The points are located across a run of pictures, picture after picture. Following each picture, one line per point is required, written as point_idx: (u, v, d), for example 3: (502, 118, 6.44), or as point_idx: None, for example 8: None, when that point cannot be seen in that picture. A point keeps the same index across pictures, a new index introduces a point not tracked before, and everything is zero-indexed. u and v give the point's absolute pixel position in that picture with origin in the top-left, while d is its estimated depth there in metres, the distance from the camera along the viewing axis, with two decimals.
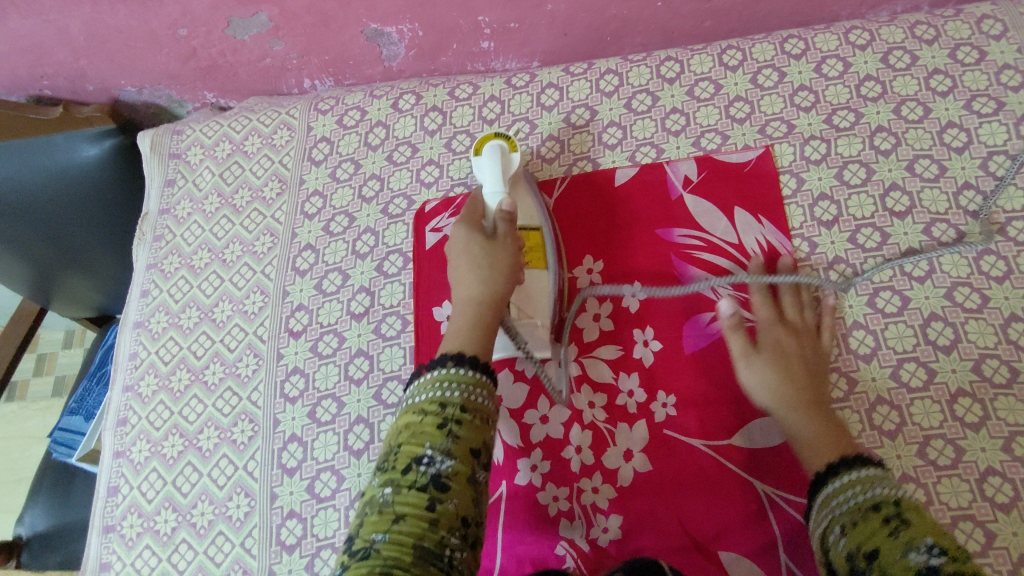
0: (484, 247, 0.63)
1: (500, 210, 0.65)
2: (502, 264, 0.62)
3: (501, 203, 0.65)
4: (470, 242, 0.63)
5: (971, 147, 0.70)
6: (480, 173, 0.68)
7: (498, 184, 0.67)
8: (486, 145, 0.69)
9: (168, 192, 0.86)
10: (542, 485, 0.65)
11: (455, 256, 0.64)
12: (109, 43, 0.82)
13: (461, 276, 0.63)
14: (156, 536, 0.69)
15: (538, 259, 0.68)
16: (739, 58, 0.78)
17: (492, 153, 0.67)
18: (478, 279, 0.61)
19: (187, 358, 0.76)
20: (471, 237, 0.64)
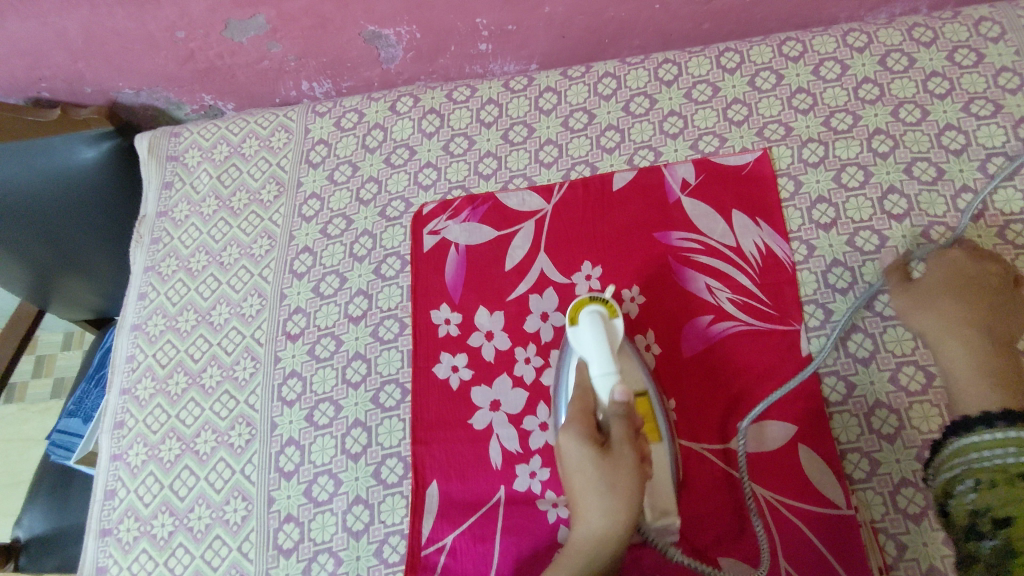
0: (595, 467, 0.54)
1: (614, 442, 0.55)
2: (621, 495, 0.53)
3: (618, 434, 0.55)
4: (582, 457, 0.55)
5: (969, 150, 0.70)
6: (580, 346, 0.61)
7: (608, 365, 0.58)
8: (583, 318, 0.61)
9: (165, 195, 0.86)
10: (542, 492, 0.63)
11: (570, 474, 0.56)
12: (106, 46, 0.82)
13: (582, 500, 0.55)
14: (153, 540, 0.68)
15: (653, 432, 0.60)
16: (737, 61, 0.78)
17: (594, 332, 0.60)
18: (603, 510, 0.54)
19: (184, 362, 0.76)
20: (584, 456, 0.55)
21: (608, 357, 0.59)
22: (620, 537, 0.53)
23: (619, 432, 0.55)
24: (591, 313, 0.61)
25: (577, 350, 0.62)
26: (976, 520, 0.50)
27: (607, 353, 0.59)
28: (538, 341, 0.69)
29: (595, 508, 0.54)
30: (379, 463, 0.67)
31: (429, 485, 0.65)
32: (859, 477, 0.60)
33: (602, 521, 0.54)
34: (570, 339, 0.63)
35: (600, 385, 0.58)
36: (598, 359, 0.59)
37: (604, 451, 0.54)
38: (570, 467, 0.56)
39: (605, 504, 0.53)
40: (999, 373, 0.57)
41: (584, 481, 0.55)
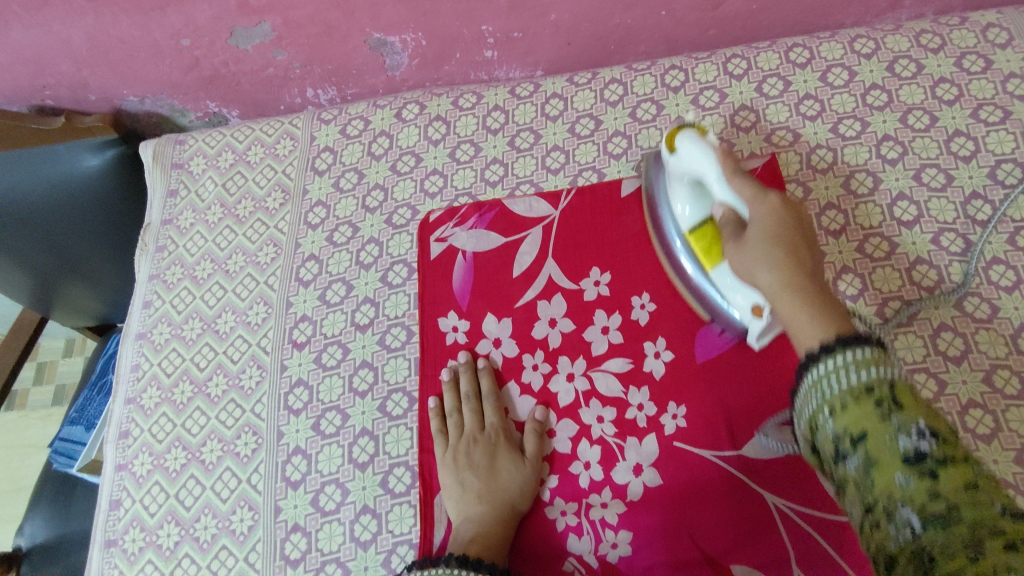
0: (756, 245, 0.54)
1: (754, 221, 0.56)
2: (786, 256, 0.52)
3: (773, 224, 0.54)
4: (749, 256, 0.55)
5: (979, 156, 0.70)
6: (686, 167, 0.63)
7: (717, 165, 0.60)
8: (679, 140, 0.64)
9: (170, 202, 0.85)
10: (551, 499, 0.64)
11: (738, 266, 0.57)
12: (112, 53, 0.82)
13: (751, 269, 0.54)
14: (158, 551, 0.68)
15: (714, 257, 0.63)
16: (744, 67, 0.78)
17: (694, 146, 0.62)
18: (770, 267, 0.52)
19: (190, 370, 0.75)
20: (747, 246, 0.55)
21: (718, 162, 0.60)
22: (504, 507, 0.63)
23: (761, 221, 0.55)
24: (687, 134, 0.63)
25: (682, 172, 0.64)
26: (841, 451, 0.40)
27: (720, 168, 0.60)
28: (546, 348, 0.69)
29: (476, 492, 0.64)
30: (387, 473, 0.66)
31: (438, 494, 0.65)
32: None
33: (772, 279, 0.52)
34: (672, 168, 0.65)
35: (730, 199, 0.59)
36: (714, 171, 0.60)
37: (754, 226, 0.55)
38: (484, 470, 0.65)
39: (779, 273, 0.51)
40: (829, 304, 0.48)
41: (461, 507, 0.64)
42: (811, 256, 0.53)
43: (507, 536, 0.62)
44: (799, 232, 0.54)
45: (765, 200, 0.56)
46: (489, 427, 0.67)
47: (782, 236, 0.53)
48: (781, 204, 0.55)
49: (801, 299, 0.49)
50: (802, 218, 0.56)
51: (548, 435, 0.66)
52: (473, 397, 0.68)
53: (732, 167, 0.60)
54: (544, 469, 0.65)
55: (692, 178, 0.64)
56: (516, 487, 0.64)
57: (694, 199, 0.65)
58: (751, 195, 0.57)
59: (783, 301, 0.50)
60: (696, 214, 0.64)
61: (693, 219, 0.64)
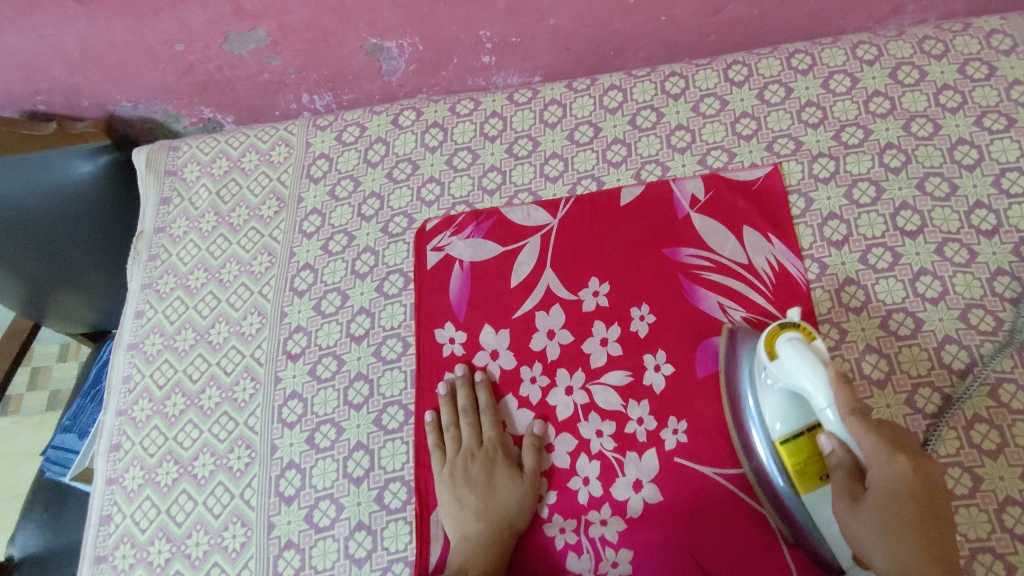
0: (869, 514, 0.49)
1: (874, 489, 0.49)
2: (901, 535, 0.48)
3: (894, 496, 0.49)
4: (866, 521, 0.49)
5: (983, 164, 0.69)
6: (788, 377, 0.53)
7: (830, 401, 0.51)
8: (780, 347, 0.54)
9: (163, 210, 0.84)
10: (550, 516, 0.63)
11: (852, 537, 0.51)
12: (104, 58, 0.81)
13: (863, 543, 0.50)
14: (149, 567, 0.67)
15: (806, 481, 0.55)
16: (745, 74, 0.77)
17: (799, 355, 0.52)
18: (886, 541, 0.48)
19: (183, 382, 0.74)
20: (860, 512, 0.50)
21: (830, 386, 0.51)
22: (501, 525, 0.62)
23: (882, 489, 0.49)
24: (790, 342, 0.53)
25: (779, 381, 0.54)
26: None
27: (833, 398, 0.51)
28: (544, 361, 0.68)
29: (474, 508, 0.63)
30: (382, 488, 0.65)
31: (434, 509, 0.64)
32: None
33: (889, 561, 0.48)
34: (770, 374, 0.55)
35: (842, 433, 0.51)
36: (824, 401, 0.51)
37: (873, 496, 0.49)
38: (482, 486, 0.64)
39: (868, 518, 0.49)
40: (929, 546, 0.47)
41: (457, 525, 0.62)
42: (927, 503, 0.49)
43: (504, 554, 0.61)
44: (915, 488, 0.49)
45: (893, 462, 0.50)
46: (487, 442, 0.66)
47: (901, 509, 0.48)
48: (912, 477, 0.49)
49: (905, 554, 0.47)
50: (933, 482, 0.49)
51: (546, 450, 0.65)
52: (470, 411, 0.67)
53: (849, 403, 0.51)
54: (542, 485, 0.64)
55: (791, 391, 0.54)
56: (514, 504, 0.63)
57: (789, 408, 0.56)
58: (872, 449, 0.50)
59: (883, 548, 0.48)
60: (789, 428, 0.55)
61: (785, 432, 0.56)
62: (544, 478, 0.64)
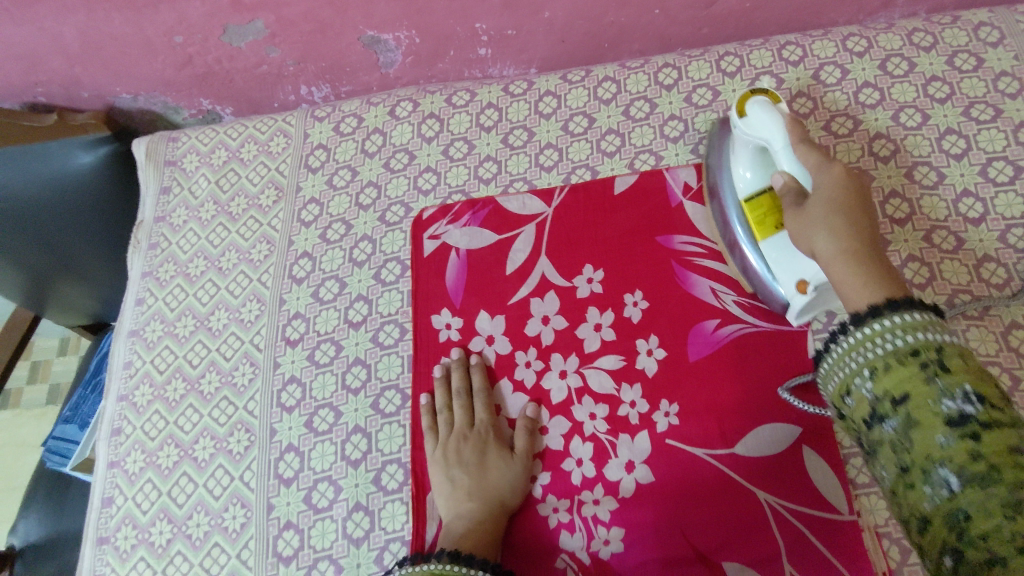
0: (818, 213, 0.52)
1: (816, 194, 0.53)
2: (844, 233, 0.50)
3: (836, 194, 0.52)
4: (808, 220, 0.52)
5: (970, 154, 0.70)
6: (755, 133, 0.61)
7: (785, 136, 0.58)
8: (751, 106, 0.61)
9: (163, 200, 0.85)
10: (543, 496, 0.64)
11: (795, 226, 0.54)
12: (104, 50, 0.82)
13: (810, 233, 0.52)
14: (151, 548, 0.68)
15: (767, 227, 0.62)
16: (737, 65, 0.78)
17: (765, 112, 0.60)
18: (831, 232, 0.50)
19: (183, 367, 0.75)
20: (806, 214, 0.53)
21: (786, 130, 0.59)
22: (494, 502, 0.63)
23: (828, 195, 0.52)
24: (759, 100, 0.61)
25: (746, 140, 0.62)
26: (879, 413, 0.42)
27: (789, 136, 0.58)
28: (539, 345, 0.69)
29: (466, 486, 0.64)
30: (379, 470, 0.66)
31: (430, 491, 0.65)
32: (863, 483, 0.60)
33: (834, 236, 0.50)
34: (740, 133, 0.63)
35: (795, 171, 0.57)
36: (782, 140, 0.58)
37: (815, 199, 0.53)
38: (474, 466, 0.65)
39: (824, 236, 0.50)
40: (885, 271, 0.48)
41: (450, 504, 0.63)
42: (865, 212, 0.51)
43: (497, 532, 0.62)
44: (855, 195, 0.52)
45: (829, 171, 0.54)
46: (479, 424, 0.67)
47: (857, 229, 0.50)
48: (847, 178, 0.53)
49: (851, 238, 0.49)
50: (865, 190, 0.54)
51: (539, 432, 0.66)
52: (464, 394, 0.68)
53: (801, 136, 0.58)
54: (534, 466, 0.65)
55: (758, 145, 0.63)
56: (506, 483, 0.64)
57: (757, 164, 0.63)
58: (833, 246, 0.50)
59: (838, 255, 0.49)
60: (755, 182, 0.63)
61: (752, 184, 0.63)
62: (536, 459, 0.65)
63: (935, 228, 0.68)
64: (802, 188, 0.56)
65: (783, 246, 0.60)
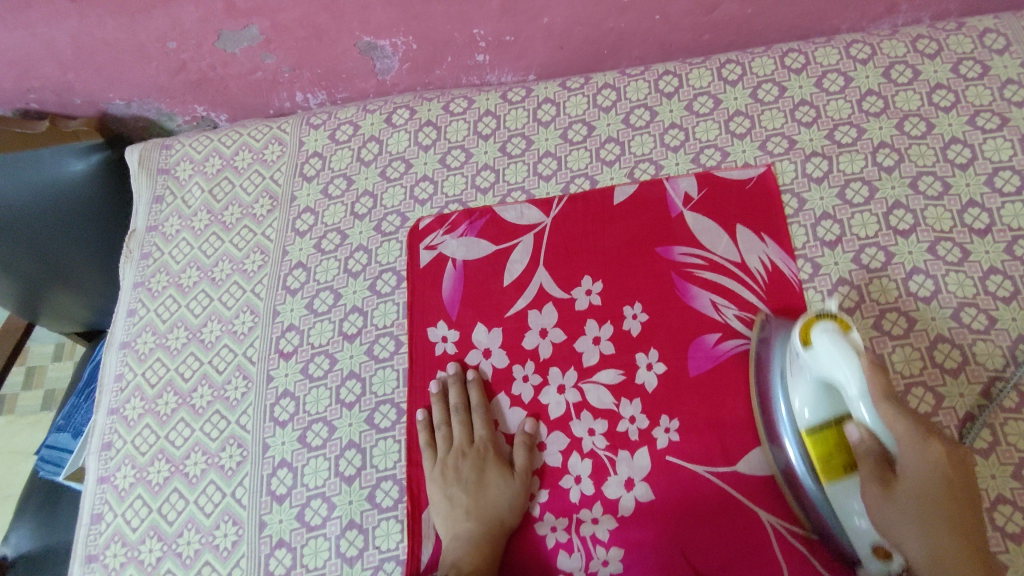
0: (908, 503, 0.49)
1: (907, 479, 0.49)
2: (941, 530, 0.49)
3: (928, 489, 0.49)
4: (893, 511, 0.50)
5: (976, 163, 0.69)
6: (822, 369, 0.51)
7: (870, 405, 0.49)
8: (815, 334, 0.52)
9: (156, 208, 0.84)
10: (541, 515, 0.63)
11: (881, 525, 0.51)
12: (96, 56, 0.81)
13: (896, 534, 0.50)
14: (140, 566, 0.66)
15: (835, 467, 0.54)
16: (739, 72, 0.77)
17: (835, 346, 0.50)
18: (922, 533, 0.49)
19: (174, 381, 0.74)
20: (895, 501, 0.50)
21: (864, 376, 0.49)
22: (494, 524, 0.62)
23: (920, 489, 0.49)
24: (827, 332, 0.51)
25: (812, 369, 0.53)
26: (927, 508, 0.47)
27: (868, 388, 0.49)
28: (536, 359, 0.68)
29: (466, 507, 0.63)
30: (374, 487, 0.65)
31: (426, 509, 0.64)
32: None
33: (927, 557, 0.49)
34: (805, 363, 0.53)
35: (872, 423, 0.49)
36: (859, 390, 0.49)
37: (904, 489, 0.49)
38: (473, 485, 0.64)
39: (908, 526, 0.49)
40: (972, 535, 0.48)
41: (448, 524, 0.63)
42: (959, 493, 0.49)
43: (494, 553, 0.60)
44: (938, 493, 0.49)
45: (927, 448, 0.49)
46: (477, 441, 0.66)
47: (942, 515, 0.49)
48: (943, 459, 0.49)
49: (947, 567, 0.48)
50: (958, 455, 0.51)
51: (538, 448, 0.65)
52: (461, 410, 0.67)
53: (883, 389, 0.49)
54: (533, 484, 0.64)
55: (820, 377, 0.53)
56: (504, 503, 0.63)
57: (818, 395, 0.54)
58: (904, 436, 0.48)
59: (919, 527, 0.49)
60: (817, 413, 0.54)
61: (811, 418, 0.55)
62: (535, 477, 0.64)
63: (940, 239, 0.66)
64: (885, 450, 0.50)
65: (847, 492, 0.54)
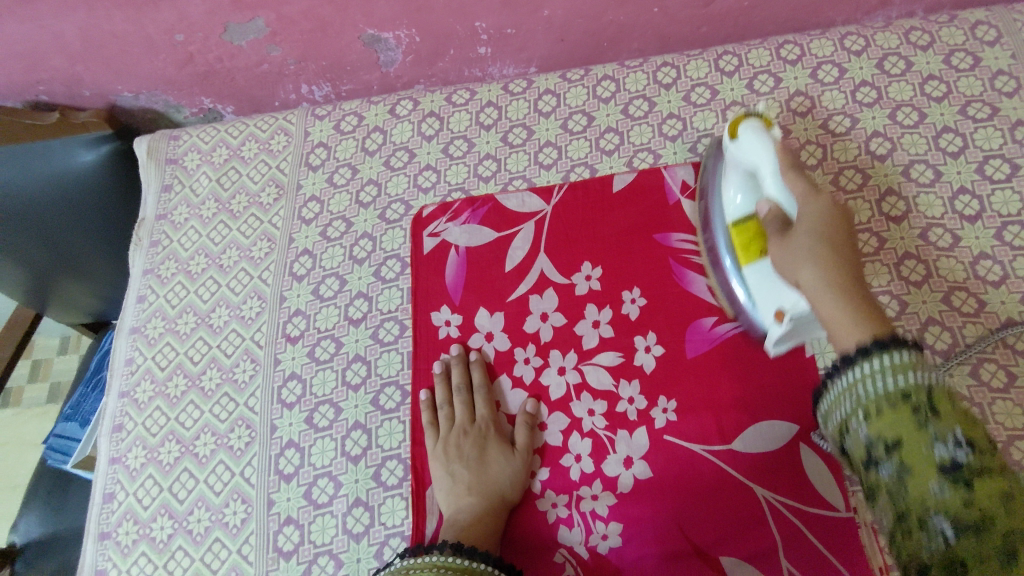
0: (801, 243, 0.52)
1: (805, 218, 0.54)
2: (829, 259, 0.50)
3: (820, 218, 0.53)
4: (793, 249, 0.52)
5: (967, 152, 0.70)
6: (748, 159, 0.62)
7: (772, 159, 0.59)
8: (741, 130, 0.63)
9: (164, 197, 0.85)
10: (542, 491, 0.64)
11: (781, 264, 0.54)
12: (106, 49, 0.82)
13: (794, 268, 0.52)
14: (152, 543, 0.68)
15: (754, 251, 0.61)
16: (735, 64, 0.79)
17: (756, 136, 0.61)
18: (817, 264, 0.50)
19: (184, 364, 0.75)
20: (792, 243, 0.53)
21: (780, 200, 0.57)
22: (495, 498, 0.63)
23: (812, 219, 0.54)
24: (750, 124, 0.62)
25: (743, 163, 0.62)
26: (874, 457, 0.40)
27: (778, 159, 0.59)
28: (537, 342, 0.69)
29: (467, 482, 0.64)
30: (379, 465, 0.67)
31: (429, 486, 0.66)
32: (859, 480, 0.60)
33: (814, 277, 0.50)
34: (731, 158, 0.64)
35: (779, 196, 0.57)
36: (770, 161, 0.59)
37: (802, 224, 0.54)
38: (474, 462, 0.65)
39: (800, 257, 0.51)
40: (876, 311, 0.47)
41: (450, 499, 0.64)
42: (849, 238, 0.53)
43: (496, 527, 0.62)
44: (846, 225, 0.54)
45: (817, 198, 0.55)
46: (479, 420, 0.68)
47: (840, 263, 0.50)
48: (834, 209, 0.54)
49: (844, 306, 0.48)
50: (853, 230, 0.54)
51: (540, 428, 0.67)
52: (464, 390, 0.68)
53: (788, 221, 0.56)
54: (534, 462, 0.65)
55: (746, 169, 0.63)
56: (506, 479, 0.64)
57: (745, 186, 0.63)
58: (802, 189, 0.56)
59: (818, 283, 0.50)
60: (743, 206, 0.62)
61: (740, 210, 0.62)
62: (536, 455, 0.66)
63: (931, 225, 0.68)
64: (788, 216, 0.56)
65: (764, 272, 0.59)
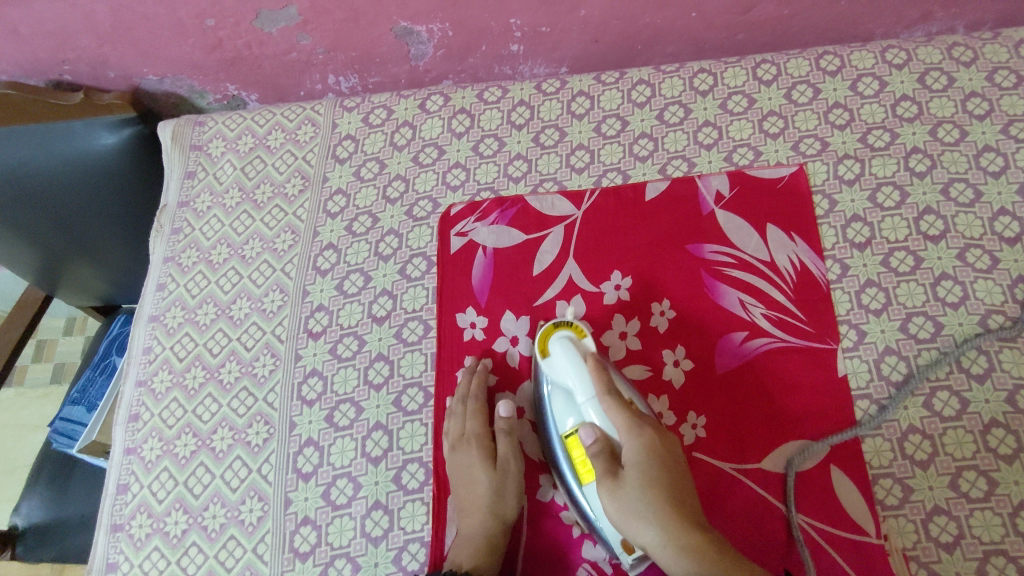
0: (631, 496, 0.56)
1: (631, 464, 0.57)
2: (665, 506, 0.55)
3: (647, 472, 0.56)
4: (629, 506, 0.55)
5: (1008, 172, 0.69)
6: (566, 381, 0.62)
7: (587, 389, 0.60)
8: (552, 346, 0.63)
9: (188, 184, 0.84)
10: (566, 503, 0.64)
11: (620, 526, 0.56)
12: (133, 31, 0.81)
13: (626, 526, 0.55)
14: (166, 538, 0.67)
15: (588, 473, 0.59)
16: (774, 73, 0.77)
17: (567, 356, 0.62)
18: (659, 527, 0.54)
19: (203, 356, 0.74)
20: (620, 497, 0.56)
21: (605, 414, 0.59)
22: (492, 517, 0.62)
23: (637, 465, 0.56)
24: (559, 338, 0.63)
25: (555, 381, 0.63)
26: None
27: (592, 383, 0.60)
28: None
29: (465, 497, 0.64)
30: (400, 468, 0.66)
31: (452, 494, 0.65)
32: (891, 503, 0.59)
33: (655, 547, 0.54)
34: (546, 375, 0.64)
35: (602, 423, 0.60)
36: (586, 398, 0.60)
37: (631, 473, 0.56)
38: (462, 485, 0.64)
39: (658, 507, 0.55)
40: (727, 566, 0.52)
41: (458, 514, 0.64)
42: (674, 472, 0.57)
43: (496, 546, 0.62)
44: (669, 474, 0.57)
45: (640, 435, 0.57)
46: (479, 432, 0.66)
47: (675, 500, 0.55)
48: (654, 444, 0.57)
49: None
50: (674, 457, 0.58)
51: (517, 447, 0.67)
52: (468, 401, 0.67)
53: (606, 386, 0.59)
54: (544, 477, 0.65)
55: (565, 388, 0.62)
56: (493, 494, 0.64)
57: (569, 408, 0.62)
58: (621, 422, 0.58)
59: (675, 557, 0.53)
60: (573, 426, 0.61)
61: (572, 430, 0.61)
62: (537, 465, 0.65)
63: (969, 246, 0.67)
64: (613, 447, 0.59)
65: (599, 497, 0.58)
